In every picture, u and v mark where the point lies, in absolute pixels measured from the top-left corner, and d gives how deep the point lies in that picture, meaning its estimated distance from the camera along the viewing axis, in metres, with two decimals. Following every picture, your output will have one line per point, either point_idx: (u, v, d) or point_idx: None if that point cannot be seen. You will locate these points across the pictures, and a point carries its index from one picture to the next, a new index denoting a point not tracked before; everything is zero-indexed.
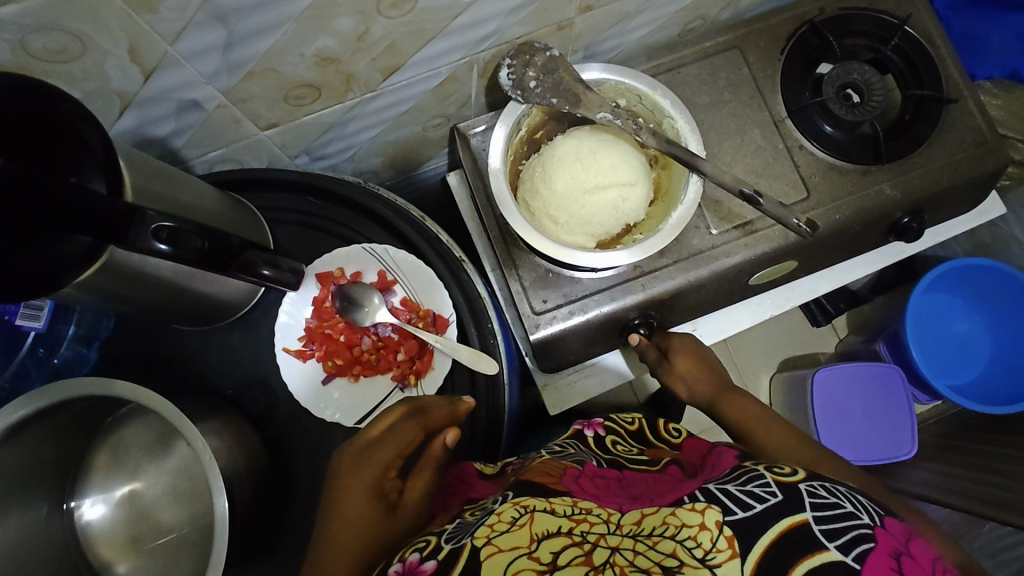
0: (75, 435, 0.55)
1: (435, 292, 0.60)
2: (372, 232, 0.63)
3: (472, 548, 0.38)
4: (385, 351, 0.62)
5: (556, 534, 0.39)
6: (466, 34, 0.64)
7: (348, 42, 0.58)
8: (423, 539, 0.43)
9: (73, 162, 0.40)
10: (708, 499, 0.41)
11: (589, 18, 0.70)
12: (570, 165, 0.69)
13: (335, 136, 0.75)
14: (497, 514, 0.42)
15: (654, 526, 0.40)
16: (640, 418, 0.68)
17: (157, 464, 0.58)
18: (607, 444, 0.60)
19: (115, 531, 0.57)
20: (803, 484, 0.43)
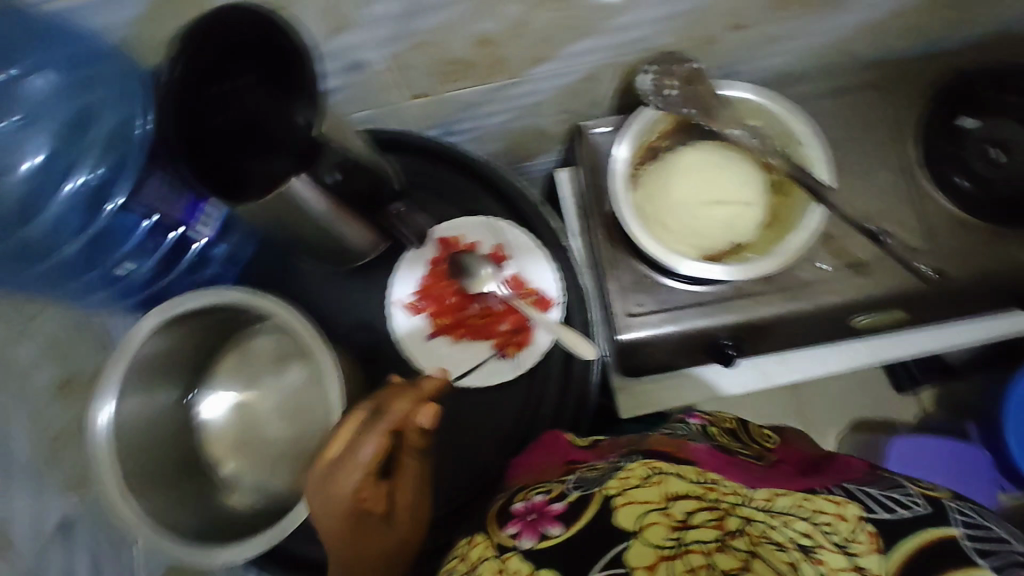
0: (213, 337, 0.62)
1: (547, 272, 0.63)
2: (494, 208, 0.67)
3: (604, 497, 0.44)
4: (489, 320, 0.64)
5: (689, 496, 0.42)
6: (616, 36, 0.67)
7: (508, 26, 0.62)
8: (548, 485, 0.49)
9: (291, 92, 0.44)
10: (848, 495, 0.40)
11: (734, 36, 0.72)
12: (694, 176, 0.71)
13: (468, 116, 0.79)
14: (628, 470, 0.46)
15: (787, 506, 0.40)
16: (732, 418, 0.68)
17: (271, 381, 0.64)
18: (712, 432, 0.61)
19: (230, 429, 0.63)
20: (952, 503, 0.39)
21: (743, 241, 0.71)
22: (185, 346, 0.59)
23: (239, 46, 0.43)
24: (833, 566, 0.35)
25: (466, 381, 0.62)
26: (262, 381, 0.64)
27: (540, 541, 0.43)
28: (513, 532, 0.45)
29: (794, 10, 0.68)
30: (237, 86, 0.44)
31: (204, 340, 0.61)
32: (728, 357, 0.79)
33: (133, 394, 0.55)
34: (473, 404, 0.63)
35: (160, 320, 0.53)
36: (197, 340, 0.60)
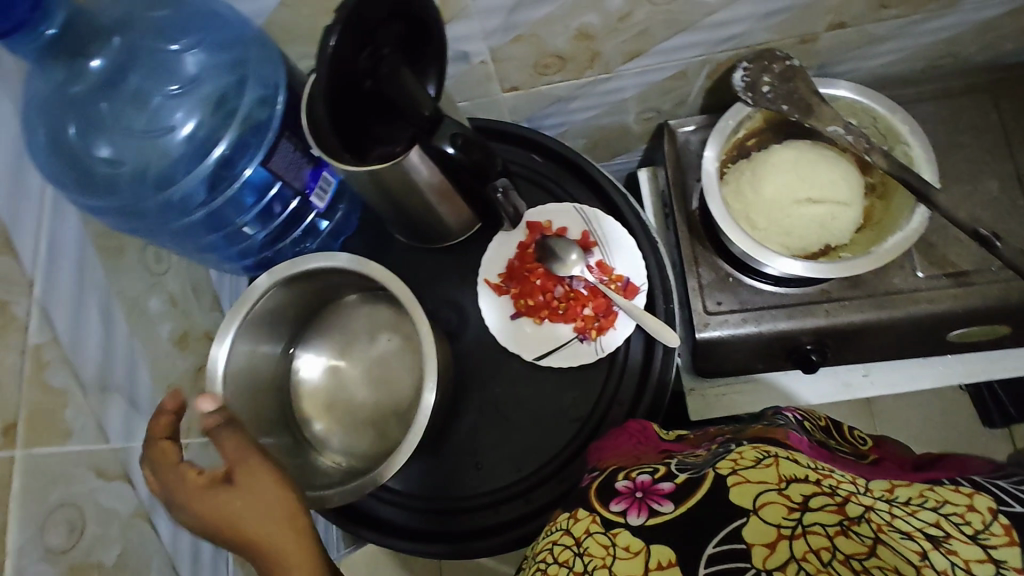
0: (318, 301, 0.68)
1: (633, 260, 0.64)
2: (583, 197, 0.68)
3: (716, 476, 0.42)
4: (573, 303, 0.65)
5: (805, 480, 0.40)
6: (713, 32, 0.68)
7: (609, 21, 0.64)
8: (651, 466, 0.49)
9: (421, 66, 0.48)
10: (975, 486, 0.39)
11: (836, 35, 0.71)
12: (786, 173, 0.70)
13: (557, 110, 0.82)
14: (737, 452, 0.45)
15: (910, 496, 0.39)
16: (824, 416, 0.65)
17: (362, 349, 0.68)
18: (808, 425, 0.60)
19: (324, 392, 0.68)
20: None
21: (834, 242, 0.70)
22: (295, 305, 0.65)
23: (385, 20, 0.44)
24: (965, 555, 0.35)
25: (547, 360, 0.63)
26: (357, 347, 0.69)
27: (650, 517, 0.43)
28: (620, 508, 0.44)
29: (902, 8, 0.67)
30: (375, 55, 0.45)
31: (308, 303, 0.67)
32: (812, 364, 0.77)
33: (244, 340, 0.61)
34: (552, 385, 0.64)
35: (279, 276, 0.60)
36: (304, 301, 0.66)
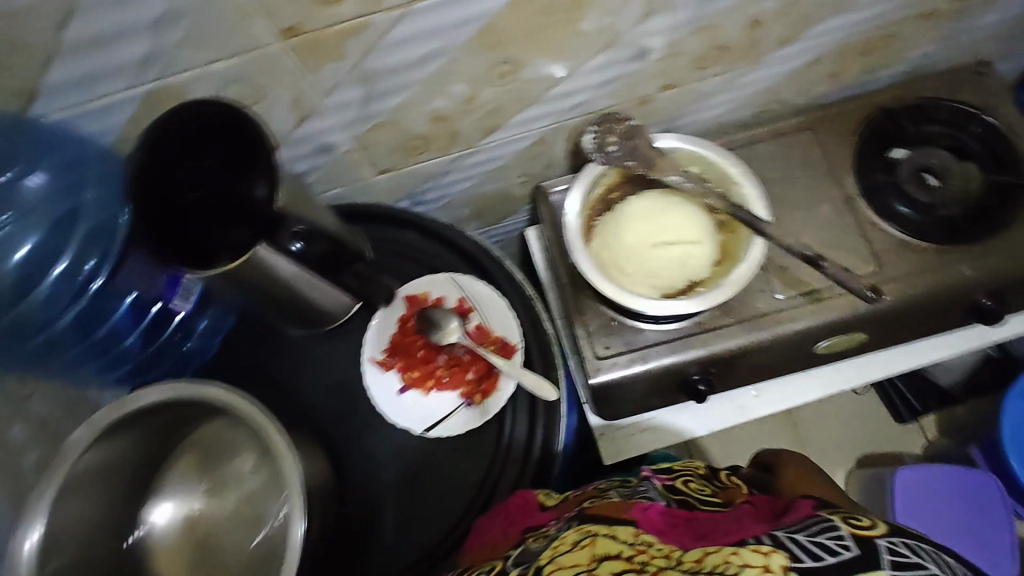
0: (165, 436, 0.68)
1: (508, 321, 0.67)
2: (458, 265, 0.71)
3: (537, 568, 0.45)
4: (456, 370, 0.68)
5: (615, 558, 0.44)
6: (557, 103, 0.74)
7: (458, 102, 0.69)
8: (493, 562, 0.50)
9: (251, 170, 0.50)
10: (775, 544, 0.44)
11: (668, 95, 0.79)
12: (643, 221, 0.75)
13: (433, 185, 0.86)
14: (562, 539, 0.48)
15: (715, 564, 0.42)
16: (702, 464, 0.72)
17: (223, 491, 0.70)
18: (683, 480, 0.65)
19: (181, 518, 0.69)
20: (883, 539, 0.45)
21: (696, 279, 0.75)
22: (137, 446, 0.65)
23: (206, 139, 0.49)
24: None
25: (435, 431, 0.65)
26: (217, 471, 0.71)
27: None
28: None
29: (717, 68, 0.76)
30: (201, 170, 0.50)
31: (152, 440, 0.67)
32: (701, 393, 0.81)
33: (88, 489, 0.61)
34: (444, 453, 0.65)
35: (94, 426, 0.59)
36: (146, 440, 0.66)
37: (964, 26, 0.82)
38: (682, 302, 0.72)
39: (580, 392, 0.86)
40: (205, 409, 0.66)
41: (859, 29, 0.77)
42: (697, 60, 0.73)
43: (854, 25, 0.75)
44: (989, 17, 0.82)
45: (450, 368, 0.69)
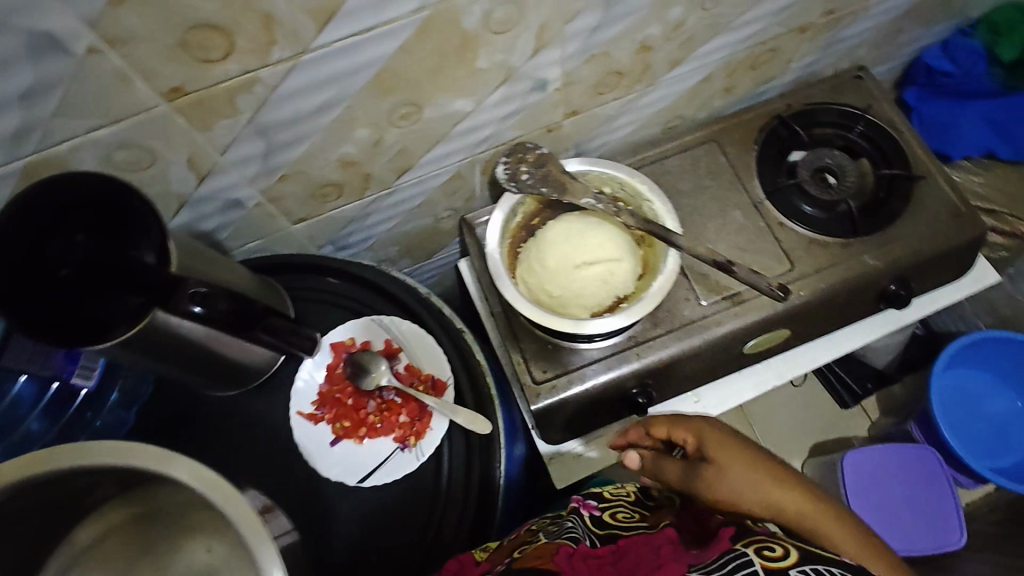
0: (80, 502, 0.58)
1: (437, 358, 0.67)
2: (383, 306, 0.71)
3: None
4: (388, 413, 0.67)
5: None
6: (466, 138, 0.76)
7: (365, 147, 0.70)
8: None
9: (134, 238, 0.49)
10: None
11: (574, 121, 0.82)
12: (562, 243, 0.77)
13: (355, 229, 0.86)
14: None
15: None
16: (634, 488, 0.77)
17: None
18: (613, 513, 0.69)
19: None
20: (793, 569, 0.46)
21: (621, 295, 0.77)
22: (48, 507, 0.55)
23: (76, 212, 0.48)
24: None
25: (370, 480, 0.63)
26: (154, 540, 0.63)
27: None
28: None
29: (614, 92, 0.80)
30: (74, 244, 0.48)
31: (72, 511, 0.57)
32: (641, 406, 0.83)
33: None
34: (381, 503, 0.63)
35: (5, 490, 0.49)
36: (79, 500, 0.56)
37: (836, 37, 0.89)
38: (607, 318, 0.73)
39: (525, 418, 0.86)
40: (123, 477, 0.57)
41: (742, 47, 0.82)
42: (595, 86, 0.77)
43: (736, 43, 0.81)
44: (856, 27, 0.90)
45: (381, 413, 0.67)
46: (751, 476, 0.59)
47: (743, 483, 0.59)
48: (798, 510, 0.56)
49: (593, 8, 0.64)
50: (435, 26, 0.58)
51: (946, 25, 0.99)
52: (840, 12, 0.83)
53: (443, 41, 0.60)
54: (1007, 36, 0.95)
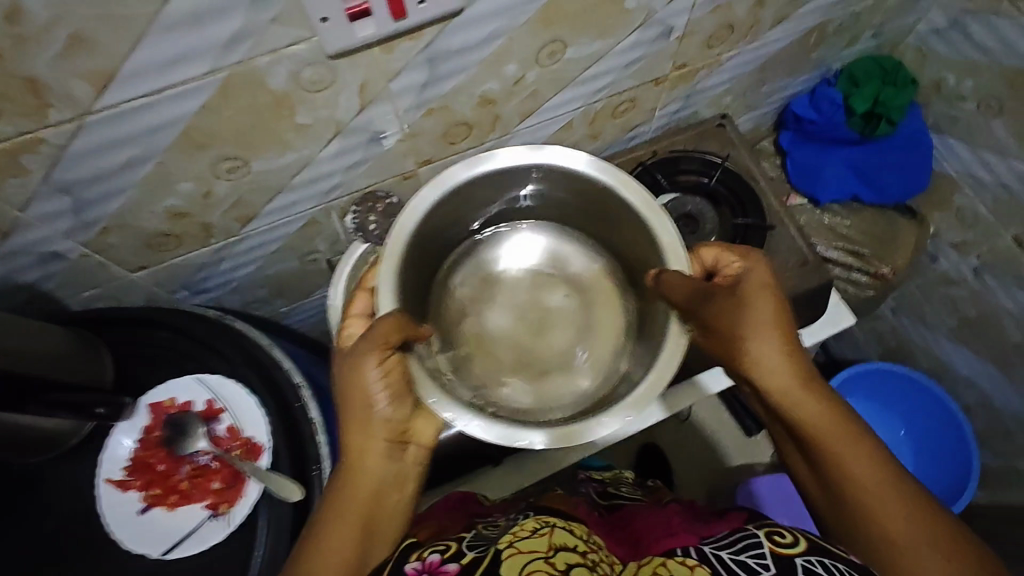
0: (630, 227, 0.67)
1: (257, 421, 0.66)
2: (209, 362, 0.69)
3: (497, 550, 0.49)
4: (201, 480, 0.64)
5: (570, 549, 0.49)
6: (311, 187, 0.75)
7: (194, 199, 0.68)
8: (439, 545, 0.51)
9: None
10: (698, 557, 0.51)
11: (430, 168, 0.82)
12: None
13: (210, 273, 0.84)
14: (520, 526, 0.53)
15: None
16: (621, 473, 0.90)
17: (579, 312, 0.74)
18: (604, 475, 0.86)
19: (492, 281, 0.76)
20: (800, 559, 0.49)
21: None
22: (589, 194, 0.67)
23: None
24: None
25: (172, 552, 0.61)
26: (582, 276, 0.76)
27: None
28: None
29: (466, 142, 0.80)
30: None
31: (638, 233, 0.66)
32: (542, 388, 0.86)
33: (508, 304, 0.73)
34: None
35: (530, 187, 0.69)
36: (626, 211, 0.65)
37: (697, 87, 0.91)
38: None
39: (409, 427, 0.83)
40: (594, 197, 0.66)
41: (598, 98, 0.83)
42: (442, 136, 0.77)
43: (590, 94, 0.82)
44: (716, 79, 0.92)
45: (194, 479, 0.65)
46: (765, 330, 0.57)
47: (756, 337, 0.57)
48: (794, 395, 0.56)
49: (416, 66, 0.63)
50: (237, 87, 0.56)
51: (812, 76, 1.03)
52: (693, 66, 0.85)
53: (252, 100, 0.59)
54: (859, 90, 1.00)
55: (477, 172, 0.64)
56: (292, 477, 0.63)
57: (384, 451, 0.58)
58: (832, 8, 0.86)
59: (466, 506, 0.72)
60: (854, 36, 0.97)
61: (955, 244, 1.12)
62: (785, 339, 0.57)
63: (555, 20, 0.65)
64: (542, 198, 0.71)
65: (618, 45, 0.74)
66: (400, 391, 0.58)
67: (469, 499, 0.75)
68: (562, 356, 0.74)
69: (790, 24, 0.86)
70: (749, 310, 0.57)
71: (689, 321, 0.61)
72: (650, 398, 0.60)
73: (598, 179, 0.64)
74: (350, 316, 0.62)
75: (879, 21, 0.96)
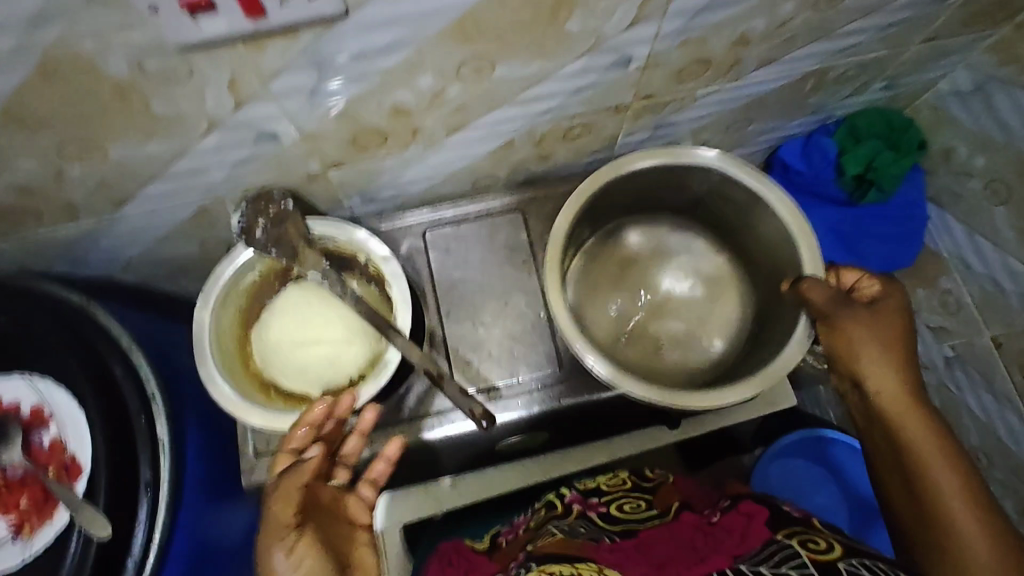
0: (762, 228, 0.79)
1: (82, 440, 0.61)
2: (39, 362, 0.63)
3: None
4: (8, 493, 0.61)
5: None
6: (193, 179, 0.66)
7: (44, 179, 0.60)
8: None
9: None
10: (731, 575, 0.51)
11: (342, 172, 0.72)
12: (289, 314, 0.70)
13: (92, 249, 0.76)
14: None
15: None
16: (628, 475, 0.78)
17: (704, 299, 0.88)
18: (605, 487, 0.76)
19: (633, 254, 0.90)
20: (843, 564, 0.50)
21: (348, 380, 0.70)
22: (722, 194, 0.80)
23: None
24: None
25: None
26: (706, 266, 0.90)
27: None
28: None
29: (381, 150, 0.70)
30: None
31: (768, 233, 0.78)
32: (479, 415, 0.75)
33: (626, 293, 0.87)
34: None
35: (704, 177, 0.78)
36: (766, 222, 0.77)
37: (667, 120, 0.80)
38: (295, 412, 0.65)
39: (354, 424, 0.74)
40: (696, 186, 0.81)
41: (543, 121, 0.73)
42: (350, 142, 0.67)
43: (533, 116, 0.71)
44: (692, 115, 0.81)
45: None
46: (890, 343, 0.61)
47: (894, 354, 0.61)
48: (905, 413, 0.58)
49: (300, 68, 0.53)
50: (61, 71, 0.47)
51: (809, 120, 0.90)
52: (661, 99, 0.74)
53: (85, 85, 0.49)
54: (854, 149, 0.90)
55: (668, 164, 0.75)
56: (105, 508, 0.59)
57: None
58: (833, 54, 0.75)
59: (465, 561, 0.72)
60: (860, 85, 0.84)
61: (933, 327, 1.00)
62: (901, 365, 0.60)
63: (473, 35, 0.54)
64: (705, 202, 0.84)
65: (561, 69, 0.63)
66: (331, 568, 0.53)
67: (462, 548, 0.75)
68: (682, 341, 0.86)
69: (781, 66, 0.74)
70: (880, 324, 0.62)
71: (818, 323, 0.67)
72: (775, 376, 0.69)
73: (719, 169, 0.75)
74: (280, 453, 0.58)
75: (892, 74, 0.83)
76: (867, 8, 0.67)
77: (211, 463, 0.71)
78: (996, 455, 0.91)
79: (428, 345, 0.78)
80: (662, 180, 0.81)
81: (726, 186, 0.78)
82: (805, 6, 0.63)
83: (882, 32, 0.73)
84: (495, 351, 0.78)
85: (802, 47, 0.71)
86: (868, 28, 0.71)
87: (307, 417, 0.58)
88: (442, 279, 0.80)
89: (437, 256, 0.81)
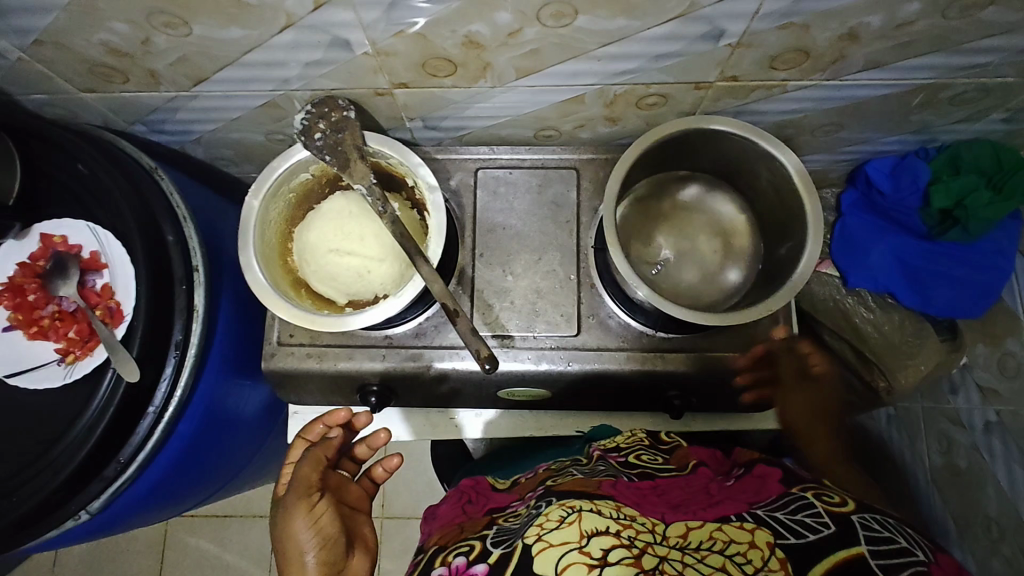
0: (796, 229, 0.70)
1: (129, 292, 0.67)
2: (102, 214, 0.69)
3: (525, 545, 0.46)
4: (60, 322, 0.69)
5: (605, 533, 0.45)
6: (267, 71, 0.68)
7: (132, 42, 0.63)
8: (466, 545, 0.52)
9: None
10: (757, 521, 0.47)
11: (409, 93, 0.73)
12: (330, 221, 0.73)
13: (168, 118, 0.80)
14: (546, 514, 0.49)
15: (701, 539, 0.45)
16: (642, 433, 0.72)
17: (720, 271, 0.78)
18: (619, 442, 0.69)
19: (677, 207, 0.80)
20: (856, 516, 0.47)
21: (373, 296, 0.73)
22: (775, 180, 0.70)
23: None
24: (664, 532, 0.47)
25: (13, 376, 0.67)
26: (735, 240, 0.79)
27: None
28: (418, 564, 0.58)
29: (447, 79, 0.69)
30: None
31: (797, 232, 0.69)
32: (504, 357, 0.77)
33: (645, 237, 0.79)
34: (29, 397, 0.67)
35: (758, 160, 0.70)
36: (802, 224, 0.68)
37: (751, 108, 0.75)
38: (316, 314, 0.69)
39: (402, 339, 0.78)
40: (747, 164, 0.72)
41: (618, 82, 0.70)
42: (420, 66, 0.67)
43: (608, 75, 0.69)
44: (777, 108, 0.76)
45: (57, 319, 0.69)
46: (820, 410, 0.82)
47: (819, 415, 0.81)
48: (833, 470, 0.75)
49: None
50: None
51: (908, 139, 0.85)
52: (748, 82, 0.70)
53: None
54: (949, 180, 0.84)
55: (724, 132, 0.68)
56: (138, 356, 0.64)
57: (315, 519, 0.64)
58: (953, 70, 0.67)
59: (484, 498, 0.65)
60: (977, 110, 0.77)
61: (984, 387, 0.95)
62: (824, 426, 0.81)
63: None
64: (755, 182, 0.74)
65: (647, 31, 0.60)
66: (312, 478, 0.68)
67: (483, 489, 0.68)
68: (685, 295, 0.77)
69: (890, 72, 0.68)
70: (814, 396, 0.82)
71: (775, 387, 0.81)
72: (731, 321, 0.64)
73: (768, 152, 0.67)
74: (312, 422, 0.78)
75: (1016, 107, 0.77)
76: (1005, 25, 0.60)
77: (238, 340, 0.78)
78: (1008, 530, 0.88)
79: (456, 281, 0.79)
80: (716, 149, 0.73)
81: (774, 166, 0.69)
82: (932, 10, 0.57)
83: (1017, 56, 0.65)
84: (517, 301, 0.79)
85: (918, 56, 0.65)
86: (1003, 49, 0.64)
87: (327, 416, 0.77)
88: (484, 220, 0.81)
89: (483, 196, 0.82)
